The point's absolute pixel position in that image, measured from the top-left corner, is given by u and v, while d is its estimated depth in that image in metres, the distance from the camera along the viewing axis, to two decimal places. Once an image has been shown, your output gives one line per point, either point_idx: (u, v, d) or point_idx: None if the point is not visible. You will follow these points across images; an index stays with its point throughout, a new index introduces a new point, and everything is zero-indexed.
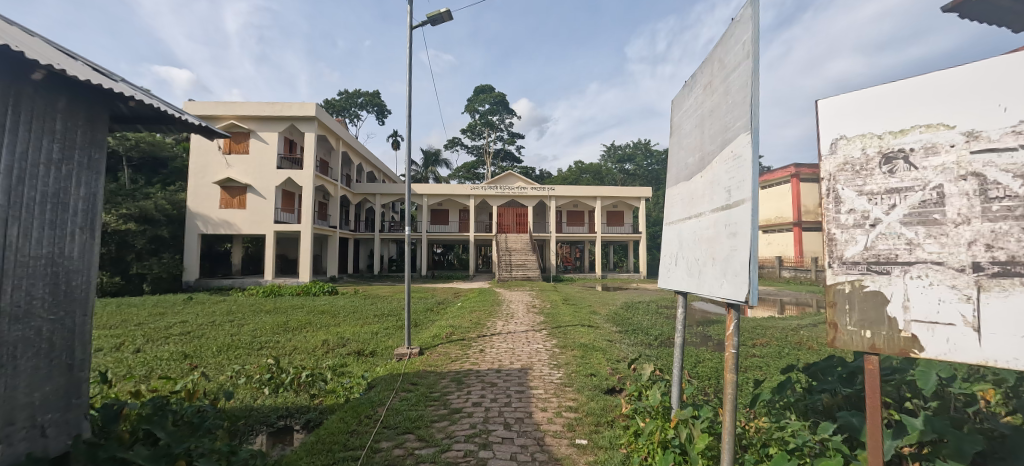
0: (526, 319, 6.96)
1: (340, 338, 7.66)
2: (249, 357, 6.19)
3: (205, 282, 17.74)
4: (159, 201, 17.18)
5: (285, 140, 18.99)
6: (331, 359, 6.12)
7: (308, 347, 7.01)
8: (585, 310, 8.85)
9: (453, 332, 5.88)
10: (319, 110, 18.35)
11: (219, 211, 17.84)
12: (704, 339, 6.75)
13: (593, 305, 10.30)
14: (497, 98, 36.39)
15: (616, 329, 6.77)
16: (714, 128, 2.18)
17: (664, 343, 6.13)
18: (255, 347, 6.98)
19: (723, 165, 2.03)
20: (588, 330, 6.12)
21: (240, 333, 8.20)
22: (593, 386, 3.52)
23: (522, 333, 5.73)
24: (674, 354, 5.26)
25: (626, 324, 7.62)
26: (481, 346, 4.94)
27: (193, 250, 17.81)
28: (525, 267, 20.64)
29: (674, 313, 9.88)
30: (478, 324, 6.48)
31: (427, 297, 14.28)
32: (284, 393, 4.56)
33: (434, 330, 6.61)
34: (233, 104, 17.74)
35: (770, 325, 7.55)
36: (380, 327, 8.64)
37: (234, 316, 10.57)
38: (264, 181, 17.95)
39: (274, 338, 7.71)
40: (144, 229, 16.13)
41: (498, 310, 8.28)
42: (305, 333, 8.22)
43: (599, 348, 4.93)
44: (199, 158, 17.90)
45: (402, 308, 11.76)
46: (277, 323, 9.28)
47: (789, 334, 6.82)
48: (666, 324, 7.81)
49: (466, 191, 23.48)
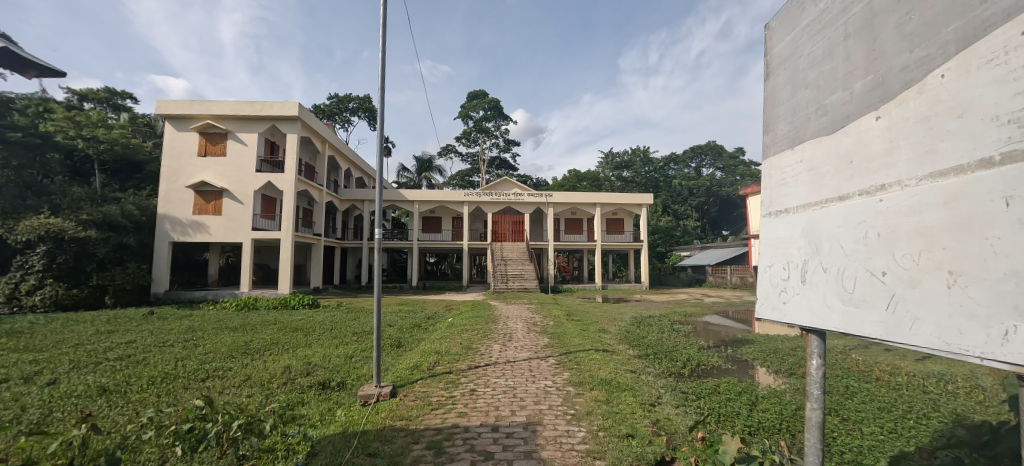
0: (527, 342, 5.82)
1: (308, 364, 6.49)
2: (182, 392, 4.97)
3: (176, 294, 16.34)
4: (127, 206, 15.87)
5: (266, 141, 17.86)
6: (288, 395, 4.94)
7: (264, 376, 5.80)
8: (594, 328, 7.71)
9: (437, 361, 4.69)
10: (302, 110, 17.24)
11: (192, 218, 16.56)
12: (741, 367, 5.58)
13: (599, 321, 9.09)
14: (490, 104, 35.55)
15: (636, 354, 5.67)
16: (929, 13, 1.11)
17: (696, 372, 5.05)
18: (199, 376, 5.74)
19: (984, 71, 0.95)
20: (605, 357, 5.01)
21: (189, 357, 6.93)
22: (635, 459, 2.39)
23: (526, 363, 4.58)
24: (716, 392, 4.17)
25: (642, 345, 6.53)
26: (472, 385, 3.78)
27: (164, 259, 16.48)
28: (522, 277, 19.40)
29: (691, 331, 8.74)
30: (470, 349, 5.30)
31: (415, 311, 13.03)
32: (202, 454, 3.34)
33: (415, 356, 5.44)
34: (210, 103, 16.63)
35: (813, 348, 6.39)
36: (356, 350, 7.42)
37: (193, 334, 9.26)
38: (243, 185, 16.76)
39: (226, 364, 6.46)
40: (107, 236, 14.78)
41: (495, 328, 7.13)
42: (266, 357, 6.98)
43: (626, 386, 3.81)
44: (173, 160, 16.69)
45: (387, 324, 10.53)
46: (236, 344, 8.00)
47: (843, 359, 5.66)
48: (689, 345, 6.72)
49: (460, 198, 22.41)
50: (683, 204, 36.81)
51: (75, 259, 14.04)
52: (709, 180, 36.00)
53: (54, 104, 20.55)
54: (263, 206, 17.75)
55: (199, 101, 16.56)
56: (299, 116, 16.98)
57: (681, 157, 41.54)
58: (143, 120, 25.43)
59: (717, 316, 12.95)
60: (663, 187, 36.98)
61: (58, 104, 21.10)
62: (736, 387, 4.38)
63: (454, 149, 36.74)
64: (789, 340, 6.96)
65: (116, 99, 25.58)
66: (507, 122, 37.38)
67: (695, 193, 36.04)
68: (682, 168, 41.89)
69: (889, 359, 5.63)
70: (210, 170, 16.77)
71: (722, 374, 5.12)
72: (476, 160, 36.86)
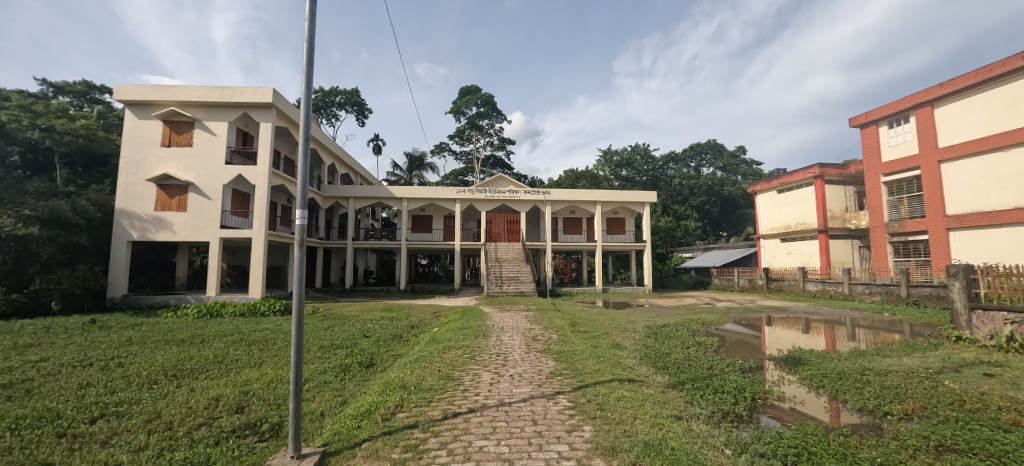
0: (528, 368, 4.44)
1: (247, 394, 5.06)
2: (40, 449, 3.55)
3: (134, 298, 14.67)
4: (79, 201, 14.26)
5: (238, 131, 16.37)
6: (193, 451, 3.49)
7: (176, 416, 4.35)
8: (606, 344, 6.39)
9: (400, 404, 3.28)
10: (277, 96, 15.72)
11: (154, 214, 14.98)
12: (810, 401, 4.24)
13: (609, 332, 7.78)
14: (484, 99, 34.25)
15: (668, 385, 4.30)
16: None
17: (759, 416, 3.68)
18: (89, 416, 4.31)
19: None
20: (637, 394, 3.62)
21: (99, 383, 5.47)
22: None
23: (533, 408, 3.20)
24: (805, 454, 2.84)
25: (671, 368, 5.20)
26: (439, 460, 2.35)
27: (122, 261, 14.85)
28: (518, 280, 17.98)
29: (719, 347, 7.33)
30: (449, 381, 3.88)
31: (398, 318, 11.63)
32: None
33: (375, 390, 4.03)
34: (175, 88, 15.14)
35: (886, 372, 5.13)
36: (314, 373, 5.97)
37: (125, 349, 7.71)
38: (210, 178, 15.20)
39: (140, 395, 5.00)
40: (53, 234, 13.17)
41: (486, 345, 5.78)
42: (197, 383, 5.53)
43: (688, 457, 2.43)
44: (134, 151, 15.17)
45: (362, 335, 9.07)
46: (170, 364, 6.52)
47: (939, 390, 4.34)
48: (722, 367, 5.44)
49: (452, 195, 21.05)
50: (683, 204, 35.62)
51: (15, 261, 12.47)
52: (710, 179, 34.95)
53: (14, 93, 19.01)
54: (234, 202, 16.23)
55: (163, 86, 15.09)
56: (274, 103, 15.46)
57: (680, 156, 40.52)
58: (118, 113, 23.83)
59: (735, 323, 11.56)
60: (663, 187, 35.82)
61: (17, 93, 19.47)
62: (827, 442, 3.05)
63: (448, 147, 35.55)
64: (848, 360, 5.68)
65: (94, 92, 23.98)
66: (502, 119, 36.20)
67: (696, 193, 34.95)
68: (682, 167, 40.80)
69: (1001, 389, 4.30)
70: (175, 162, 15.26)
71: (796, 415, 3.80)
72: (470, 159, 35.55)
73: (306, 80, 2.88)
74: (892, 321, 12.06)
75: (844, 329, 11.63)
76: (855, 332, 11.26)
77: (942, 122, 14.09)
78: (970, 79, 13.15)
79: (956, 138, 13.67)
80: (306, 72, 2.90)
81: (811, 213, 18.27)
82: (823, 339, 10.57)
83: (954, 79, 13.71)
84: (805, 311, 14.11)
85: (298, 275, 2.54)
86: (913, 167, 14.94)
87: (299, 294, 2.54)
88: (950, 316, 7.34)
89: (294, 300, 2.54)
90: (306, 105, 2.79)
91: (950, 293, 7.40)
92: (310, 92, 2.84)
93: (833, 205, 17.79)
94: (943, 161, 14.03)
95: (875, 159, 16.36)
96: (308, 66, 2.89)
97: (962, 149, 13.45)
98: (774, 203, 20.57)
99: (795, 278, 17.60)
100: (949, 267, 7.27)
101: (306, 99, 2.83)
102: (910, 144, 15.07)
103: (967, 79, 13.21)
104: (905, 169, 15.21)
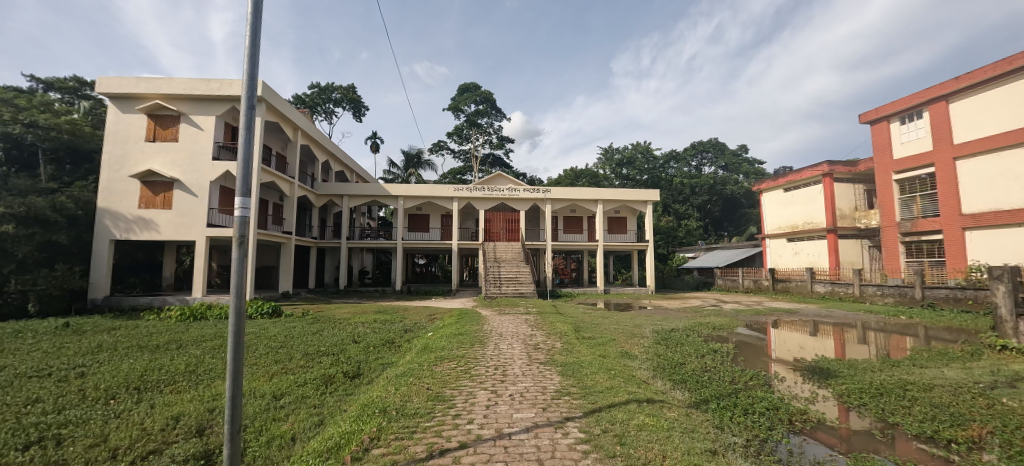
0: (531, 385, 3.87)
1: (213, 411, 4.48)
2: None
3: (116, 300, 14.07)
4: (59, 198, 13.60)
5: (227, 126, 15.74)
6: None
7: (124, 440, 3.78)
8: (615, 352, 5.86)
9: (376, 437, 2.70)
10: (267, 89, 15.09)
11: (138, 213, 14.37)
12: (856, 427, 3.67)
13: (616, 338, 7.25)
14: (484, 97, 33.63)
15: (691, 406, 3.72)
16: None
17: (805, 449, 3.11)
18: (22, 441, 3.74)
19: None
20: (661, 421, 3.03)
21: (49, 399, 4.88)
22: None
23: (538, 442, 2.62)
24: None
25: (689, 382, 4.65)
26: None
27: (104, 261, 14.22)
28: (517, 281, 17.43)
29: (735, 355, 6.78)
30: (439, 403, 3.32)
31: (392, 321, 11.10)
32: None
33: (352, 413, 3.45)
34: (160, 81, 14.51)
35: (928, 385, 4.64)
36: (293, 385, 5.40)
37: (92, 357, 7.11)
38: (196, 175, 14.58)
39: (90, 414, 4.42)
40: (30, 232, 12.51)
41: (484, 355, 5.22)
42: (160, 398, 4.95)
43: None
44: (117, 146, 14.56)
45: (352, 340, 8.51)
46: (134, 375, 5.90)
47: (1001, 411, 3.82)
48: (747, 380, 4.91)
49: (449, 193, 20.44)
50: (684, 204, 35.08)
51: None
52: (712, 178, 34.54)
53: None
54: (223, 200, 15.61)
55: (147, 79, 14.46)
56: (263, 96, 14.86)
57: (681, 154, 39.98)
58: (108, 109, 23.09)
59: (745, 327, 11.00)
60: (664, 186, 35.25)
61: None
62: None
63: (446, 146, 34.95)
64: (886, 373, 5.14)
65: (86, 88, 23.24)
66: (501, 117, 35.62)
67: (697, 192, 34.46)
68: (683, 166, 40.30)
69: None
70: (160, 158, 14.63)
71: (844, 447, 3.22)
72: (468, 157, 34.97)
73: (251, 42, 2.33)
74: (905, 324, 11.50)
75: (855, 332, 11.11)
76: (868, 335, 10.74)
77: (957, 118, 13.58)
78: (987, 72, 12.62)
79: (972, 134, 13.17)
80: (253, 33, 2.35)
81: (819, 213, 17.76)
82: (832, 342, 10.05)
83: (971, 72, 13.16)
84: (816, 313, 13.53)
85: (236, 283, 1.96)
86: (926, 164, 14.43)
87: (237, 306, 1.98)
88: (995, 323, 6.87)
89: (232, 313, 1.97)
90: (251, 68, 2.24)
91: (994, 297, 6.95)
92: (255, 56, 2.29)
93: (842, 204, 17.28)
94: (959, 157, 13.53)
95: (887, 156, 15.85)
96: (254, 23, 2.35)
97: (979, 145, 12.95)
98: (780, 202, 20.05)
99: (803, 279, 17.09)
100: (993, 269, 6.85)
101: (251, 65, 2.28)
102: (923, 140, 14.58)
103: (984, 72, 12.66)
104: (919, 166, 14.71)
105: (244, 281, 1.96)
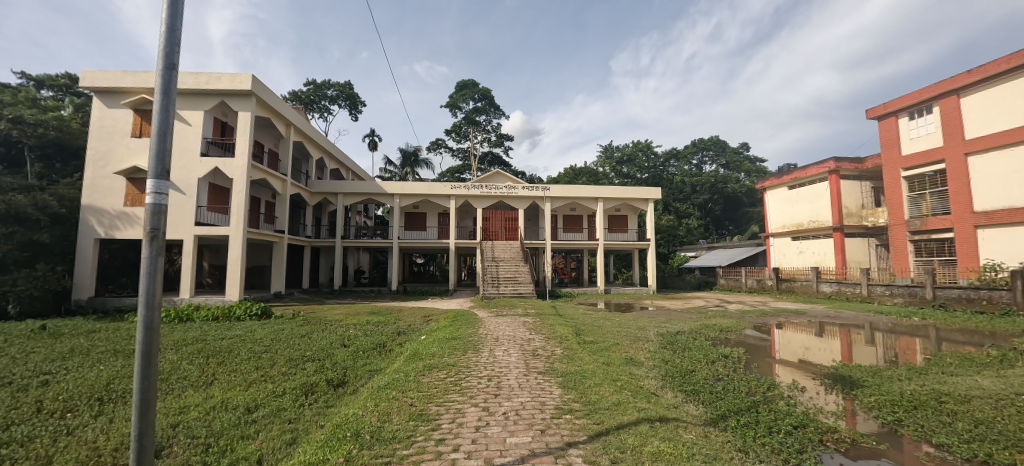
0: (528, 401, 3.40)
1: (174, 427, 4.03)
2: None
3: (101, 301, 13.60)
4: (41, 195, 13.14)
5: (216, 121, 15.28)
6: None
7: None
8: (620, 359, 5.44)
9: None
10: (257, 83, 14.61)
11: (124, 210, 13.89)
12: (897, 449, 3.24)
13: (620, 342, 6.87)
14: (482, 94, 33.20)
15: (708, 425, 3.31)
16: None
17: None
18: None
19: None
20: (680, 448, 2.59)
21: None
22: None
23: None
24: None
25: (701, 393, 4.23)
26: None
27: (88, 260, 13.74)
28: (515, 281, 16.99)
29: (746, 360, 6.39)
30: (422, 426, 2.86)
31: (386, 323, 10.71)
32: None
33: (324, 434, 3.02)
34: (146, 74, 14.05)
35: (965, 396, 4.23)
36: (269, 396, 4.93)
37: (60, 363, 6.62)
38: (183, 172, 14.10)
39: (37, 432, 3.96)
40: (9, 230, 12.02)
41: (478, 364, 4.76)
42: (120, 412, 4.48)
43: None
44: (102, 142, 14.11)
45: (341, 344, 8.08)
46: (99, 383, 5.45)
47: None
48: (765, 391, 4.50)
49: (446, 191, 19.98)
50: (686, 202, 34.65)
51: None
52: (713, 176, 34.20)
53: None
54: (212, 197, 15.17)
55: (133, 72, 14.00)
56: (253, 90, 14.40)
57: (681, 152, 39.57)
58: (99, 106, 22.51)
59: (751, 329, 10.57)
60: (664, 184, 34.83)
61: None
62: None
63: (444, 144, 34.52)
64: (913, 383, 4.72)
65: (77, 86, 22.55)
66: (500, 115, 35.20)
67: (698, 190, 34.06)
68: (683, 165, 39.88)
69: None
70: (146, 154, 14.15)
71: None
72: (466, 156, 34.55)
73: None
74: (916, 325, 11.06)
75: (862, 333, 10.71)
76: (874, 336, 10.33)
77: (969, 112, 13.17)
78: (1000, 65, 12.22)
79: (984, 130, 12.78)
80: None
81: (824, 211, 17.37)
82: (838, 343, 9.63)
83: (982, 65, 12.77)
84: (824, 315, 12.98)
85: (145, 288, 1.53)
86: (937, 160, 14.03)
87: (148, 320, 1.55)
88: None
89: (138, 327, 1.54)
90: (171, 16, 1.79)
91: None
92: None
93: (849, 202, 16.88)
94: (971, 153, 13.12)
95: (895, 152, 15.44)
96: None
97: (992, 141, 12.55)
98: (784, 200, 19.67)
99: (808, 278, 16.71)
100: None
101: (173, 14, 1.82)
102: (933, 136, 14.18)
103: (997, 65, 12.27)
104: (928, 163, 14.30)
105: (154, 288, 1.53)
